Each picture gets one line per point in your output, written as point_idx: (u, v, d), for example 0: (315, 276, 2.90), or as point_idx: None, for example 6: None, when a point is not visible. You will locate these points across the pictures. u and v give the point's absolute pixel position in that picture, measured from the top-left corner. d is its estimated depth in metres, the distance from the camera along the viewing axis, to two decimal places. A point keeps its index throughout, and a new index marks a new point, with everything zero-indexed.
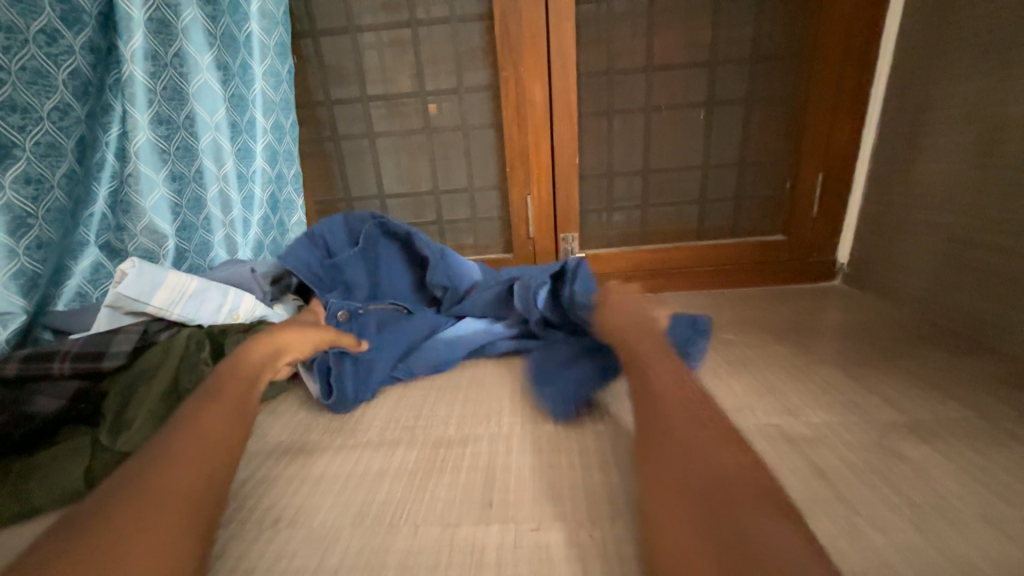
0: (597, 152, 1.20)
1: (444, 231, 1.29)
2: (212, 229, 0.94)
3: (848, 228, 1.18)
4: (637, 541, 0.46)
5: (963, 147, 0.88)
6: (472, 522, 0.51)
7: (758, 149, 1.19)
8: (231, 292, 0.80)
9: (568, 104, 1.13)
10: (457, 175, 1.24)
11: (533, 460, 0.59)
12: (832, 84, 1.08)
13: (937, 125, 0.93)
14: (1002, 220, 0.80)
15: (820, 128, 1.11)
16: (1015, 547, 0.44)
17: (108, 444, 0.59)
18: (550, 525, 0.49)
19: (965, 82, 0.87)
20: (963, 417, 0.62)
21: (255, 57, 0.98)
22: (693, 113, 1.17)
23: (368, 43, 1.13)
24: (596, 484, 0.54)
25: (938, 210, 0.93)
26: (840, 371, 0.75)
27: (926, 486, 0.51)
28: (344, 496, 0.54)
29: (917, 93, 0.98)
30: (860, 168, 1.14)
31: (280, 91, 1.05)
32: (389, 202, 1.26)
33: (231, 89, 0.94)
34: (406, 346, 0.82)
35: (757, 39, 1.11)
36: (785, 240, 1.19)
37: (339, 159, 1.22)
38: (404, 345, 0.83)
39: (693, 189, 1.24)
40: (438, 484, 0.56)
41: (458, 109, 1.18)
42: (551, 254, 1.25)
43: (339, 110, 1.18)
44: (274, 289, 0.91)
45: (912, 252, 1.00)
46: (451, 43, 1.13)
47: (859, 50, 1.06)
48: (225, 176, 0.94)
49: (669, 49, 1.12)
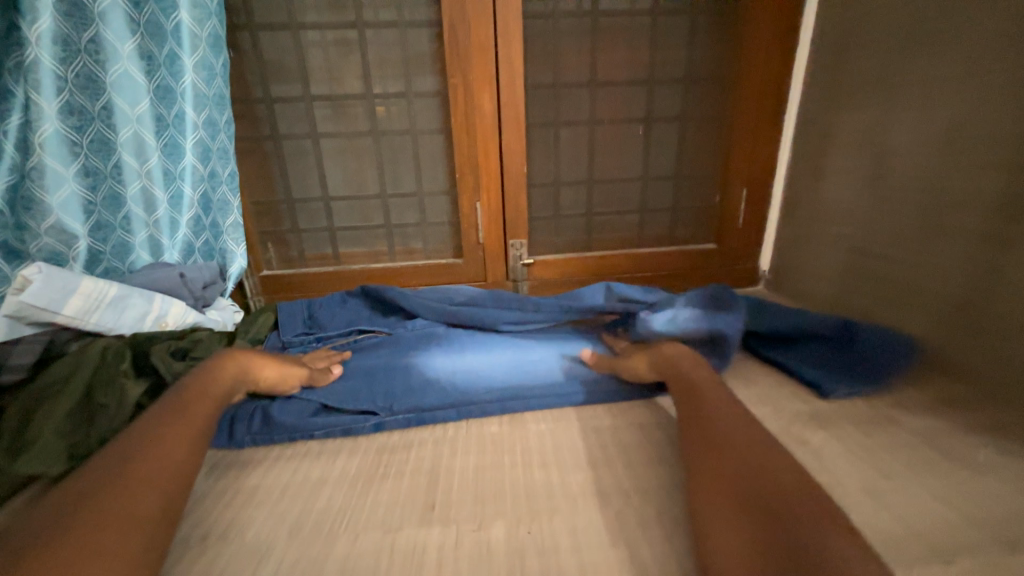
0: (545, 161, 1.23)
1: (392, 235, 1.28)
2: (134, 230, 0.95)
3: (769, 239, 1.30)
4: (572, 534, 0.52)
5: (858, 168, 1.01)
6: (414, 525, 0.54)
7: (690, 163, 1.27)
8: (157, 300, 0.86)
9: (515, 108, 1.13)
10: (406, 178, 1.23)
11: (475, 462, 0.64)
12: (752, 106, 1.18)
13: (837, 148, 1.06)
14: (892, 234, 0.93)
15: (743, 144, 1.21)
16: (886, 513, 0.55)
17: (6, 466, 0.60)
18: (490, 524, 0.53)
19: (859, 112, 1.00)
20: (854, 405, 0.77)
21: (185, 48, 0.92)
22: (633, 128, 1.22)
23: (312, 41, 1.10)
24: (535, 480, 0.60)
25: (839, 224, 1.06)
26: (762, 372, 0.89)
27: (821, 465, 0.63)
28: (280, 508, 0.57)
29: (822, 118, 1.10)
30: (777, 182, 1.25)
31: (214, 86, 0.99)
32: (334, 204, 1.24)
33: (156, 80, 0.92)
34: (438, 359, 0.84)
35: (690, 62, 1.17)
36: (715, 248, 1.29)
37: (279, 159, 1.18)
38: (469, 359, 0.84)
39: (634, 199, 1.29)
40: (380, 489, 0.60)
41: (407, 113, 1.16)
42: (499, 258, 1.26)
43: (280, 108, 1.14)
44: (201, 292, 0.97)
45: (819, 261, 1.13)
46: (399, 47, 1.11)
47: (775, 74, 1.15)
48: (149, 172, 0.93)
49: (612, 67, 1.16)
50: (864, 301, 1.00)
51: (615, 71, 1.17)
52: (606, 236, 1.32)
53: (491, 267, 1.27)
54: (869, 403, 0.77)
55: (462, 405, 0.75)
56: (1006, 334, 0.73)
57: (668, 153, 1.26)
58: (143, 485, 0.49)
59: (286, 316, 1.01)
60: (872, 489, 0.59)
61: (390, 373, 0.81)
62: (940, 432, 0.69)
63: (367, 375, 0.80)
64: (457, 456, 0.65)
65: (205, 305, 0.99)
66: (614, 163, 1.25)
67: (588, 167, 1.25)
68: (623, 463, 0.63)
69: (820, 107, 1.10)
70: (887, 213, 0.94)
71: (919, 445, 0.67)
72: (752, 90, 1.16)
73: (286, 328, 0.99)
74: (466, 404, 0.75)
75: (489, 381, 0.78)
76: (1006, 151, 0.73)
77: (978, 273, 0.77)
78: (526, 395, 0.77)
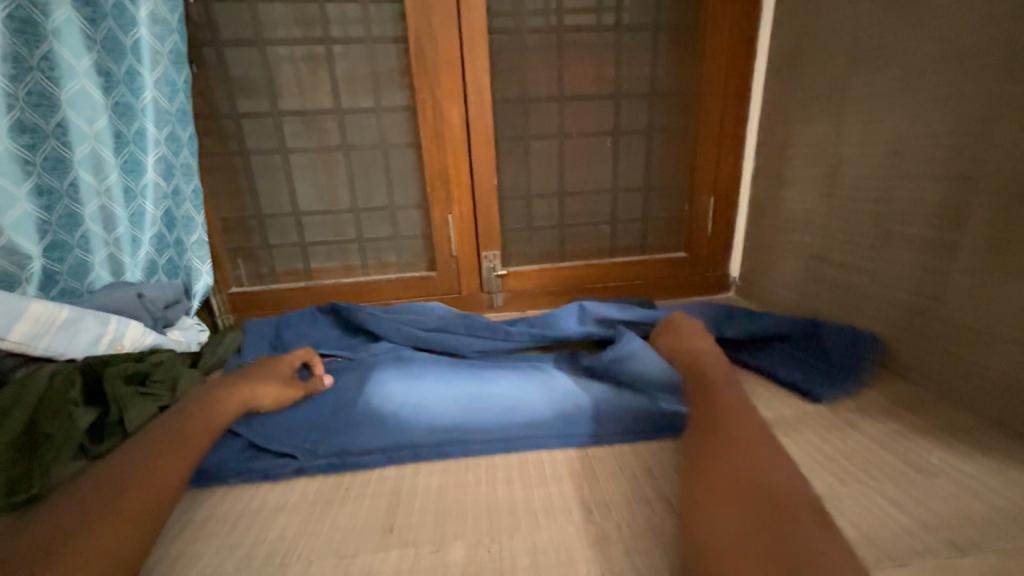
0: (517, 174, 1.24)
1: (365, 248, 1.27)
2: (92, 249, 0.93)
3: (738, 247, 1.33)
4: (531, 554, 0.52)
5: (815, 179, 1.04)
6: (371, 551, 0.53)
7: (659, 175, 1.29)
8: (112, 321, 0.84)
9: (484, 123, 1.14)
10: (378, 192, 1.22)
11: (437, 482, 0.64)
12: (716, 119, 1.21)
13: (796, 159, 1.09)
14: (848, 242, 0.96)
15: (709, 155, 1.24)
16: (842, 519, 0.56)
17: None
18: (449, 546, 0.53)
19: (812, 124, 1.04)
20: (816, 410, 0.78)
21: (145, 64, 0.91)
22: (602, 141, 1.24)
23: (280, 57, 1.09)
24: (498, 501, 0.60)
25: (801, 232, 1.09)
26: None
27: None
28: (232, 540, 0.56)
29: (781, 130, 1.13)
30: (743, 192, 1.28)
31: (176, 102, 0.97)
32: (304, 219, 1.22)
33: (114, 97, 0.89)
34: (394, 388, 0.80)
35: (654, 77, 1.20)
36: (686, 256, 1.32)
37: (247, 175, 1.16)
38: (425, 390, 0.79)
39: (605, 210, 1.31)
40: (338, 514, 0.59)
41: (376, 127, 1.16)
42: (474, 270, 1.26)
43: (247, 124, 1.13)
44: (162, 312, 0.95)
45: (784, 269, 1.15)
46: (368, 63, 1.12)
47: (736, 89, 1.19)
48: (108, 191, 0.92)
49: (579, 82, 1.19)
50: (827, 307, 1.02)
51: (582, 85, 1.19)
52: (579, 246, 1.33)
53: (465, 279, 1.27)
54: (831, 408, 0.79)
55: (392, 450, 0.69)
56: (956, 339, 0.76)
57: (637, 165, 1.28)
58: (106, 522, 0.47)
59: (252, 334, 0.99)
60: (830, 496, 0.60)
61: (337, 407, 0.76)
62: (897, 436, 0.71)
63: (323, 412, 0.76)
64: (418, 475, 0.66)
65: (166, 325, 0.96)
66: (584, 175, 1.27)
67: (560, 179, 1.26)
68: (586, 479, 0.64)
69: (779, 119, 1.14)
70: (843, 221, 0.97)
71: (876, 449, 0.68)
72: (715, 103, 1.20)
73: (251, 351, 0.96)
74: (399, 449, 0.69)
75: (435, 419, 0.73)
76: (946, 164, 0.76)
77: (927, 278, 0.80)
78: (467, 440, 0.70)
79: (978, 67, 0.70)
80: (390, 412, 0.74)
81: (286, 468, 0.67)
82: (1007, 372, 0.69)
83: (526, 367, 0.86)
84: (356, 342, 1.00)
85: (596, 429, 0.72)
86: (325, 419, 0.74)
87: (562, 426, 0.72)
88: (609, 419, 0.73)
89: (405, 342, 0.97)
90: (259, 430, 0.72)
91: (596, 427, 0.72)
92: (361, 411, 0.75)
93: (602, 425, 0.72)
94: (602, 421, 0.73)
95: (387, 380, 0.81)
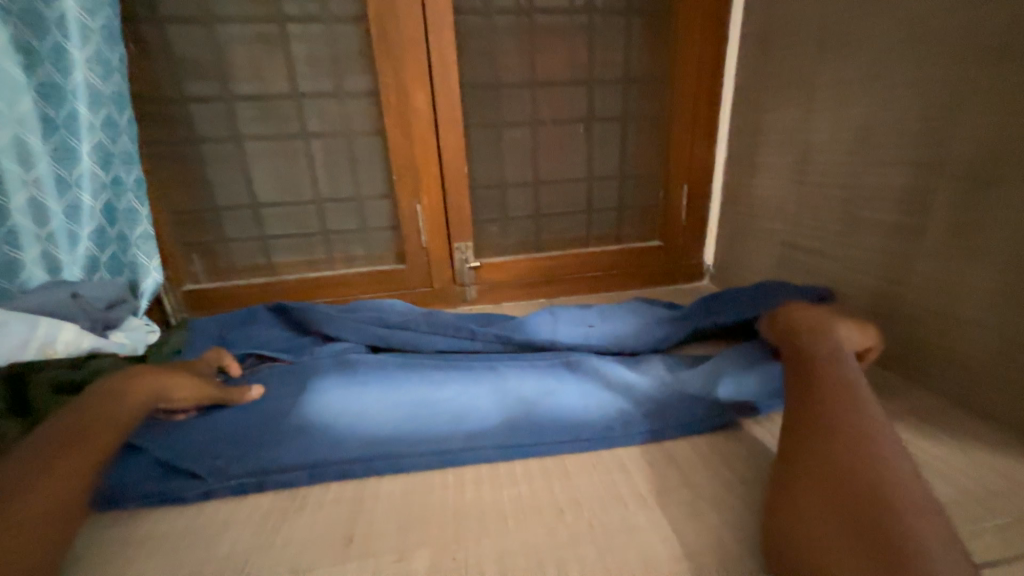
0: (489, 163, 1.20)
1: (331, 241, 1.21)
2: (22, 245, 0.85)
3: (712, 235, 1.32)
4: (499, 559, 0.50)
5: (785, 165, 1.04)
6: (329, 564, 0.50)
7: (633, 163, 1.28)
8: (42, 325, 0.76)
9: (454, 108, 1.09)
10: (343, 182, 1.16)
11: (402, 486, 0.61)
12: (689, 105, 1.19)
13: (768, 146, 1.09)
14: (818, 227, 0.96)
15: (682, 143, 1.23)
16: None
17: None
18: (413, 555, 0.50)
19: (782, 111, 1.03)
20: None
21: (73, 41, 0.81)
22: (575, 128, 1.21)
23: (231, 37, 1.01)
24: (467, 503, 0.57)
25: (773, 219, 1.09)
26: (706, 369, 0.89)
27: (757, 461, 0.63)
28: (178, 557, 0.52)
29: (752, 117, 1.13)
30: (716, 180, 1.27)
31: (112, 83, 0.87)
32: (264, 211, 1.15)
33: (40, 77, 0.82)
34: (332, 398, 0.75)
35: (627, 62, 1.18)
36: (661, 245, 1.31)
37: (200, 163, 1.09)
38: (363, 399, 0.74)
39: (580, 199, 1.29)
40: (295, 524, 0.56)
41: (339, 113, 1.10)
42: (446, 262, 1.22)
43: (197, 108, 1.05)
44: (104, 316, 0.87)
45: (757, 254, 1.16)
46: (327, 44, 1.05)
47: (708, 76, 1.18)
48: (37, 181, 0.83)
49: (551, 67, 1.15)
50: None
51: (554, 70, 1.15)
52: (554, 236, 1.31)
53: (437, 272, 1.22)
54: None
55: (317, 466, 0.63)
56: (922, 324, 0.77)
57: (612, 153, 1.26)
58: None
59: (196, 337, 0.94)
60: None
61: (265, 420, 0.70)
62: None
63: (245, 426, 0.69)
64: (383, 480, 0.62)
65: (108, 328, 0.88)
66: (558, 163, 1.24)
67: (533, 168, 1.23)
68: (559, 476, 0.62)
69: (750, 106, 1.13)
70: (811, 210, 0.98)
71: None
72: (688, 90, 1.18)
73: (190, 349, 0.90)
74: (321, 466, 0.63)
75: (369, 433, 0.67)
76: (912, 150, 0.76)
77: (892, 261, 0.81)
78: (401, 453, 0.65)
79: (944, 51, 0.70)
80: (318, 429, 0.68)
81: (192, 491, 0.61)
82: (967, 355, 0.71)
83: (472, 371, 0.82)
84: (299, 344, 0.95)
85: (546, 439, 0.67)
86: (246, 435, 0.68)
87: (502, 436, 0.67)
88: (553, 429, 0.68)
89: (360, 341, 0.92)
90: (168, 445, 0.66)
91: (540, 436, 0.67)
92: (286, 428, 0.69)
93: (548, 433, 0.67)
94: (546, 430, 0.68)
95: (322, 392, 0.76)
